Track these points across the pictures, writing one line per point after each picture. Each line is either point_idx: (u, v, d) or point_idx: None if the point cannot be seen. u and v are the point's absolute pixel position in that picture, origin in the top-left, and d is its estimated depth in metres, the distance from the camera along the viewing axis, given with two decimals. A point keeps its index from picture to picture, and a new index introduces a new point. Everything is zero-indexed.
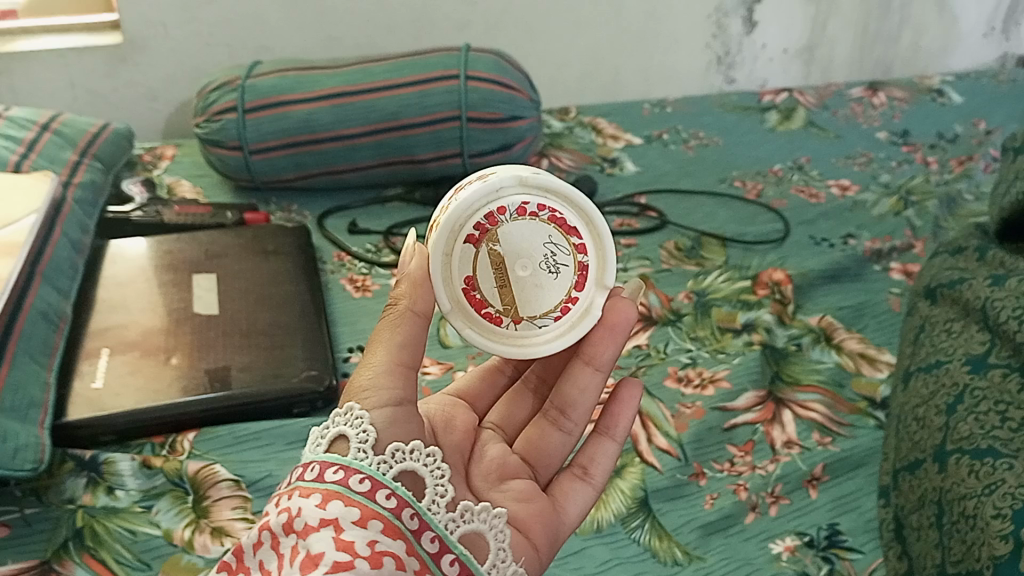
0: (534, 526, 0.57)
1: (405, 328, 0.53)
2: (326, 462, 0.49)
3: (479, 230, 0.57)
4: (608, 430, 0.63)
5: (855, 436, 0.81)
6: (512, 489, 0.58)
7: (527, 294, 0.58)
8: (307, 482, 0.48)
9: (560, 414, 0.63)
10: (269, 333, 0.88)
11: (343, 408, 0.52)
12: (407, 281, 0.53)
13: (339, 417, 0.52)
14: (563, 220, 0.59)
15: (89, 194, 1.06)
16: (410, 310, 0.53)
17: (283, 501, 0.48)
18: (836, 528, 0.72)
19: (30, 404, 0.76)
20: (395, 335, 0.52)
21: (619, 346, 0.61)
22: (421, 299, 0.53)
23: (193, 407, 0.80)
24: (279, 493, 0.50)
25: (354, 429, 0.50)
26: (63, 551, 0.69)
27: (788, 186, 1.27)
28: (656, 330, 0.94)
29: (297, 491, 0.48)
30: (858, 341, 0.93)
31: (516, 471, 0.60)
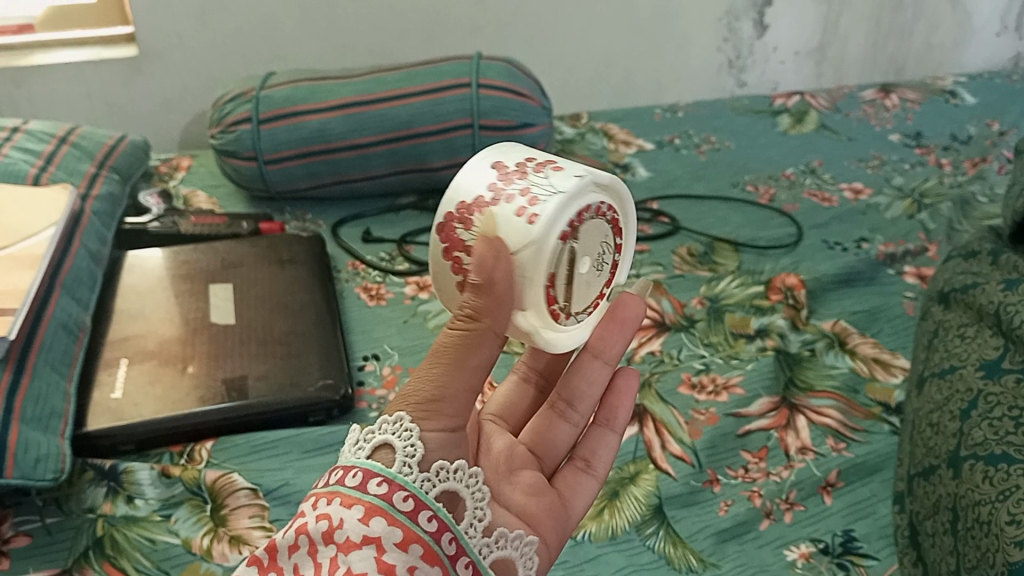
0: (544, 520, 0.56)
1: (481, 349, 0.50)
2: (369, 470, 0.48)
3: (571, 226, 0.55)
4: (609, 421, 0.63)
5: (869, 441, 0.81)
6: (522, 482, 0.57)
7: (582, 291, 0.58)
8: (349, 489, 0.47)
9: (567, 405, 0.63)
10: (285, 342, 0.89)
11: (392, 418, 0.50)
12: (491, 295, 0.51)
13: (386, 424, 0.50)
14: (617, 222, 0.60)
15: (107, 205, 1.07)
16: (490, 329, 0.51)
17: (321, 505, 0.47)
18: (851, 534, 0.72)
19: (51, 414, 0.77)
20: (475, 357, 0.50)
21: (627, 339, 0.61)
22: (502, 318, 0.51)
23: (211, 416, 0.80)
24: (314, 491, 0.49)
25: (402, 440, 0.49)
26: (84, 559, 0.70)
27: (801, 190, 1.27)
28: (669, 336, 0.95)
29: (337, 498, 0.47)
30: (872, 345, 0.93)
31: (523, 463, 0.60)
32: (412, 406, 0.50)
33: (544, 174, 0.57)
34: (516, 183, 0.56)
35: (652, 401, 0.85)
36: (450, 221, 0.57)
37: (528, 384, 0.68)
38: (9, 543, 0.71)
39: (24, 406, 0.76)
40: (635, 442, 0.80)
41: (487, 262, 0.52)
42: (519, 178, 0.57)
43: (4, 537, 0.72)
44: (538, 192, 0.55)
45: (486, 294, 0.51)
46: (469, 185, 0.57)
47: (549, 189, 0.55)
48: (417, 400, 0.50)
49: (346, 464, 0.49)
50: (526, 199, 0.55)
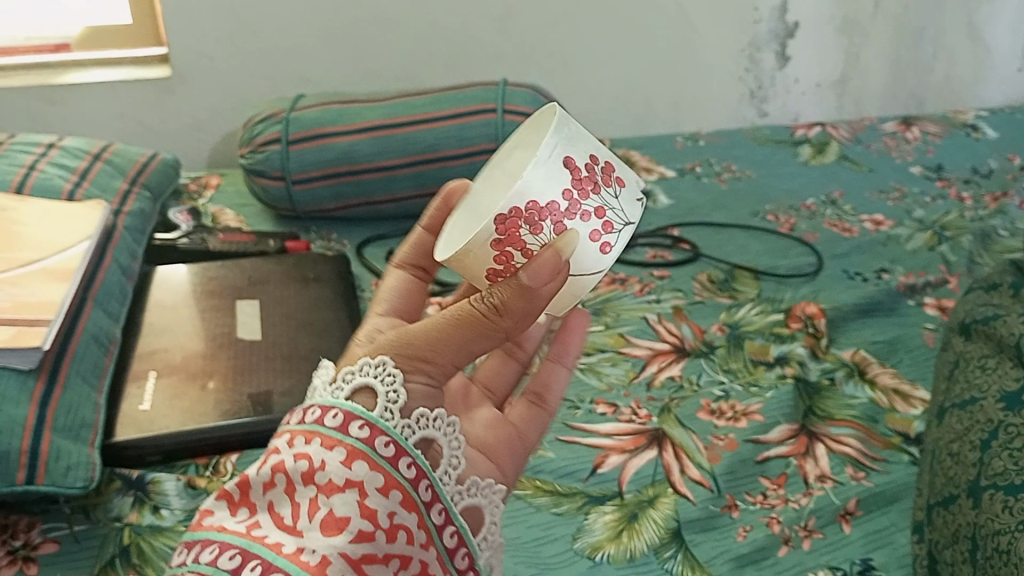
0: (501, 453, 0.61)
1: (482, 341, 0.55)
2: (350, 413, 0.51)
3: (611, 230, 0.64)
4: (560, 357, 0.67)
5: (889, 471, 0.81)
6: (480, 417, 0.62)
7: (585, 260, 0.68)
8: (329, 431, 0.50)
9: (516, 346, 0.69)
10: (310, 359, 0.91)
11: (376, 362, 0.54)
12: (526, 307, 0.54)
13: (368, 367, 0.53)
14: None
15: (138, 221, 1.10)
16: (507, 323, 0.55)
17: (299, 445, 0.50)
18: (870, 563, 0.72)
19: (82, 424, 0.78)
20: (473, 346, 0.55)
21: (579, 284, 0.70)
22: (521, 321, 0.55)
23: (237, 429, 0.82)
24: (289, 427, 0.51)
25: (384, 386, 0.53)
26: (110, 568, 0.71)
27: (821, 220, 1.27)
28: (688, 361, 0.95)
29: (318, 439, 0.50)
30: (891, 375, 0.93)
31: (477, 399, 0.65)
32: (402, 356, 0.54)
33: (613, 188, 0.58)
34: (591, 200, 0.56)
35: (671, 425, 0.86)
36: (518, 218, 0.54)
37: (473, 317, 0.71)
38: (37, 549, 0.73)
39: (56, 416, 0.78)
40: (654, 465, 0.81)
41: (542, 268, 0.53)
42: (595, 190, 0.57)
43: (33, 543, 0.73)
44: (613, 216, 0.58)
45: (521, 297, 0.54)
46: (545, 185, 0.54)
47: (621, 215, 0.58)
48: (409, 355, 0.54)
49: (321, 403, 0.51)
50: (601, 223, 0.57)
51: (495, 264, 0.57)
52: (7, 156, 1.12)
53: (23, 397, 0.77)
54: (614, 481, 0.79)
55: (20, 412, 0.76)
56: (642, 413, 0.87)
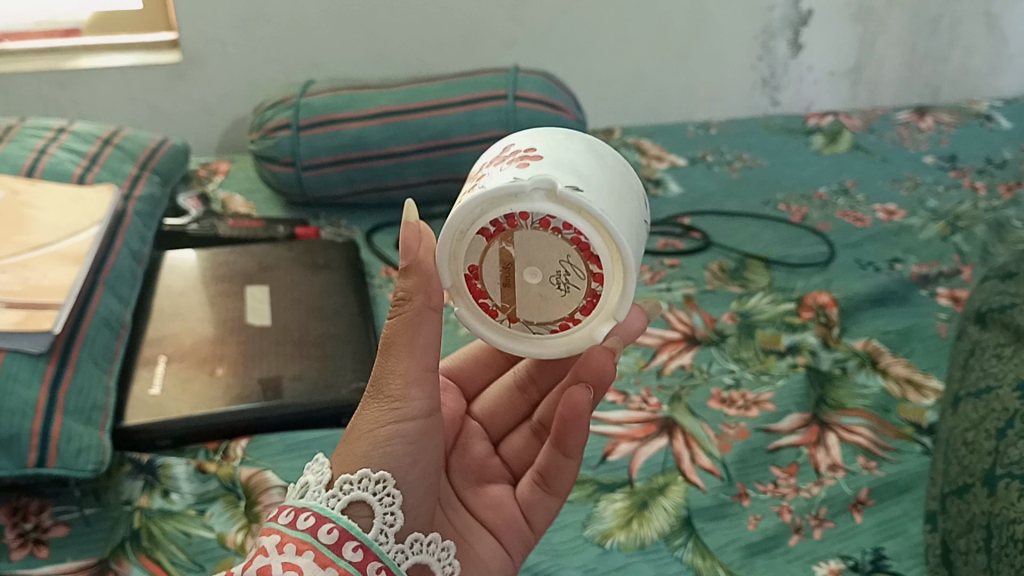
0: (509, 528, 0.62)
1: (424, 323, 0.54)
2: (346, 530, 0.50)
3: (495, 226, 0.53)
4: (565, 448, 0.61)
5: (901, 461, 0.80)
6: (489, 493, 0.63)
7: (529, 301, 0.55)
8: (324, 548, 0.49)
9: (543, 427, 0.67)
10: (321, 344, 0.91)
11: (376, 477, 0.53)
12: (419, 275, 0.53)
13: (361, 482, 0.53)
14: (585, 246, 0.52)
15: (149, 205, 1.10)
16: (427, 302, 0.54)
17: (290, 554, 0.49)
18: (881, 553, 0.71)
19: (92, 407, 0.78)
20: (417, 336, 0.54)
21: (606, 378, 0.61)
22: (432, 295, 0.54)
23: (247, 413, 0.81)
24: (281, 530, 0.50)
25: (382, 506, 0.52)
26: (120, 551, 0.70)
27: (834, 209, 1.27)
28: (699, 349, 0.95)
29: (309, 551, 0.49)
30: (904, 365, 0.92)
31: (494, 476, 0.65)
32: (380, 408, 0.54)
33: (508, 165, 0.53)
34: (486, 168, 0.55)
35: (682, 414, 0.85)
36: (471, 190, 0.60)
37: (523, 395, 0.69)
38: (48, 531, 0.72)
39: (67, 399, 0.77)
40: (664, 453, 0.81)
41: (408, 243, 0.53)
42: (492, 164, 0.55)
43: (43, 525, 0.73)
44: (480, 180, 0.53)
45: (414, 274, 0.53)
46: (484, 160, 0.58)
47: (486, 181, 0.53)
48: (378, 414, 0.54)
49: (317, 512, 0.51)
50: (471, 185, 0.54)
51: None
52: (18, 140, 1.11)
53: (35, 380, 0.77)
54: (624, 469, 0.79)
55: (31, 395, 0.76)
56: (653, 401, 0.87)
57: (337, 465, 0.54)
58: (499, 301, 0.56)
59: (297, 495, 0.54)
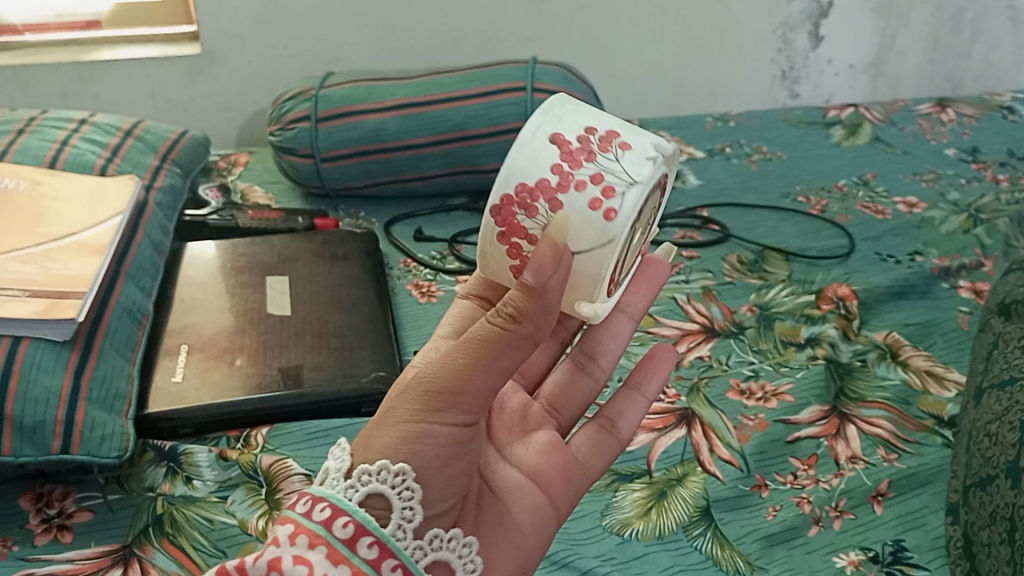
0: (555, 479, 0.62)
1: (513, 351, 0.52)
2: (362, 525, 0.50)
3: (640, 215, 0.58)
4: (640, 387, 0.68)
5: (922, 453, 0.79)
6: (536, 441, 0.64)
7: (630, 262, 0.63)
8: (338, 543, 0.49)
9: (591, 362, 0.70)
10: (340, 335, 0.91)
11: (396, 470, 0.52)
12: (541, 304, 0.50)
13: (379, 474, 0.52)
14: (663, 189, 0.64)
15: (169, 197, 1.11)
16: (531, 333, 0.51)
17: (303, 546, 0.48)
18: (902, 545, 0.70)
19: (116, 396, 0.78)
20: (501, 360, 0.52)
21: (651, 297, 0.69)
22: (540, 327, 0.51)
23: (266, 402, 0.82)
24: (296, 519, 0.50)
25: (401, 501, 0.52)
26: (143, 536, 0.70)
27: (853, 201, 1.26)
28: (718, 341, 0.95)
29: (322, 547, 0.48)
30: (925, 358, 0.92)
31: (538, 422, 0.67)
32: (418, 405, 0.53)
33: (612, 154, 0.58)
34: (585, 167, 0.56)
35: (700, 405, 0.85)
36: (513, 205, 0.56)
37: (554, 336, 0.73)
38: (72, 517, 0.73)
39: (90, 387, 0.78)
40: (683, 444, 0.81)
41: (546, 265, 0.50)
42: (589, 161, 0.57)
43: (67, 511, 0.73)
44: (611, 183, 0.56)
45: (534, 298, 0.50)
46: (531, 167, 0.56)
47: (619, 178, 0.56)
48: (419, 409, 0.53)
49: (334, 503, 0.50)
50: (600, 188, 0.56)
51: (513, 260, 0.58)
52: (40, 131, 1.12)
53: (58, 368, 0.77)
54: (643, 459, 0.79)
55: (55, 382, 0.77)
56: (671, 392, 0.87)
57: (358, 457, 0.54)
58: (618, 279, 0.61)
59: (318, 481, 0.54)
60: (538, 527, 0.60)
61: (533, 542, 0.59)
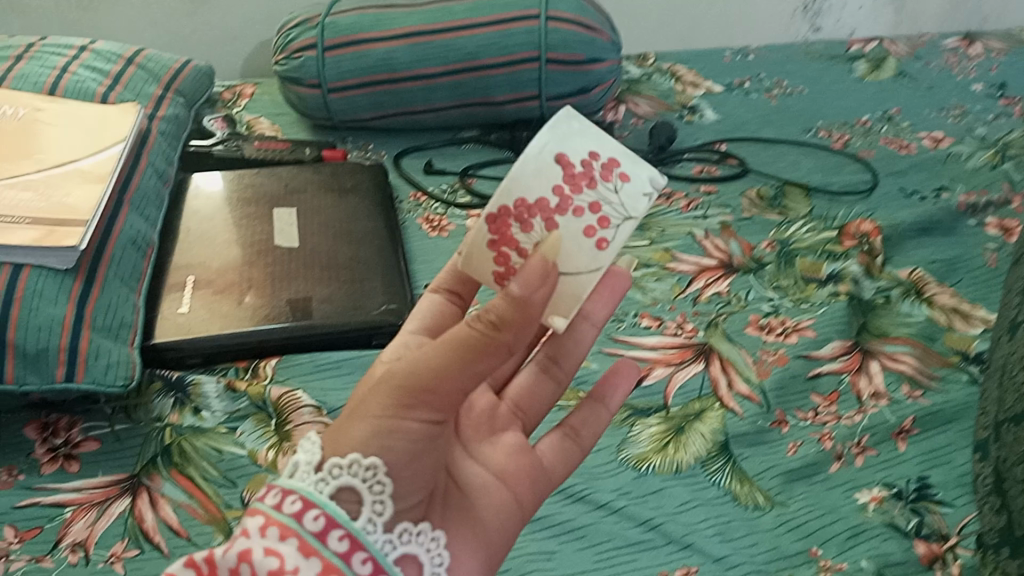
0: (520, 478, 0.59)
1: (492, 354, 0.51)
2: (331, 518, 0.47)
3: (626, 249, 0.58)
4: (601, 400, 0.65)
5: (946, 390, 0.77)
6: (503, 442, 0.60)
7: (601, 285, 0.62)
8: (309, 535, 0.46)
9: (553, 364, 0.66)
10: (349, 267, 0.89)
11: (367, 463, 0.49)
12: (523, 313, 0.50)
13: (350, 467, 0.49)
14: None
15: (173, 126, 1.08)
16: (508, 343, 0.51)
17: (272, 538, 0.45)
18: (926, 481, 0.69)
19: (121, 324, 0.77)
20: (479, 363, 0.51)
21: (614, 307, 0.63)
22: (519, 335, 0.51)
23: (275, 334, 0.80)
24: (266, 511, 0.47)
25: (372, 493, 0.49)
26: (151, 467, 0.69)
27: (877, 136, 1.22)
28: (737, 277, 0.92)
29: (293, 538, 0.45)
30: (950, 295, 0.89)
31: (504, 423, 0.63)
32: (389, 398, 0.51)
33: (612, 184, 0.57)
34: (584, 194, 0.56)
35: (718, 340, 0.83)
36: (506, 216, 0.55)
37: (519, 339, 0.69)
38: (78, 447, 0.71)
39: (95, 315, 0.76)
40: (701, 379, 0.79)
41: (535, 278, 0.50)
42: (587, 189, 0.56)
43: (73, 441, 0.72)
44: (607, 212, 0.56)
45: (518, 308, 0.50)
46: (535, 182, 0.55)
47: (617, 211, 0.56)
48: (391, 404, 0.51)
49: (306, 495, 0.47)
50: (597, 217, 0.56)
51: (496, 267, 0.57)
52: (38, 57, 1.08)
53: (61, 297, 0.75)
54: (659, 394, 0.77)
55: (58, 311, 0.75)
56: (688, 327, 0.85)
57: (330, 449, 0.51)
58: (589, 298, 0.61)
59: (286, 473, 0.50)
60: (504, 526, 0.56)
61: (498, 540, 0.55)
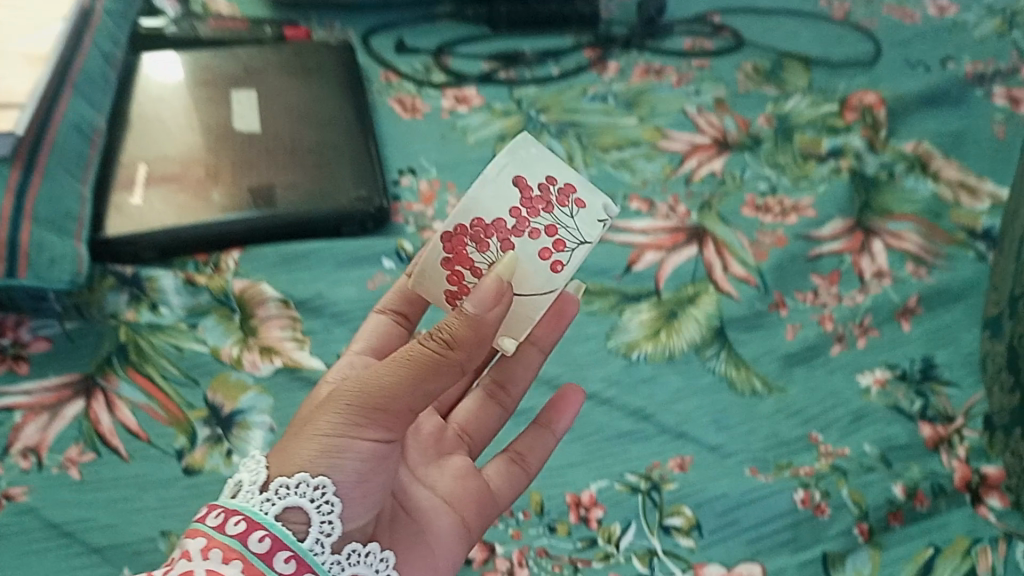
0: (468, 504, 0.55)
1: (444, 375, 0.47)
2: (279, 538, 0.43)
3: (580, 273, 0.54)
4: (551, 423, 0.58)
5: (952, 267, 0.73)
6: (450, 466, 0.57)
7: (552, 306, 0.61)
8: (254, 558, 0.42)
9: (501, 388, 0.61)
10: (316, 152, 0.82)
11: (315, 483, 0.45)
12: (475, 333, 0.47)
13: (297, 487, 0.45)
14: None
15: (120, 5, 0.99)
16: (460, 363, 0.48)
17: (216, 561, 0.41)
18: (932, 362, 0.65)
19: (66, 216, 0.71)
20: (429, 384, 0.47)
21: (562, 331, 0.61)
22: (469, 359, 0.48)
23: (237, 226, 0.75)
24: (208, 533, 0.43)
25: (319, 512, 0.45)
26: (107, 366, 0.64)
27: (879, 4, 1.12)
28: (731, 155, 0.86)
29: (238, 561, 0.42)
30: (957, 169, 0.84)
31: (452, 447, 0.59)
32: (340, 413, 0.47)
33: (568, 207, 0.53)
34: (540, 216, 0.52)
35: (712, 222, 0.78)
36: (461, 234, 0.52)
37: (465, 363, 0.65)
38: (28, 347, 0.66)
39: (36, 206, 0.70)
40: (694, 263, 0.74)
41: (492, 299, 0.47)
42: (542, 212, 0.52)
43: (22, 341, 0.67)
44: (562, 236, 0.52)
45: (472, 329, 0.47)
46: (492, 203, 0.52)
47: (575, 235, 0.52)
48: (343, 421, 0.46)
49: (250, 516, 0.44)
50: (552, 240, 0.52)
51: (449, 285, 0.54)
52: None
53: None
54: (650, 280, 0.73)
55: None
56: (680, 209, 0.80)
57: (277, 465, 0.46)
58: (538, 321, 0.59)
59: (227, 494, 0.46)
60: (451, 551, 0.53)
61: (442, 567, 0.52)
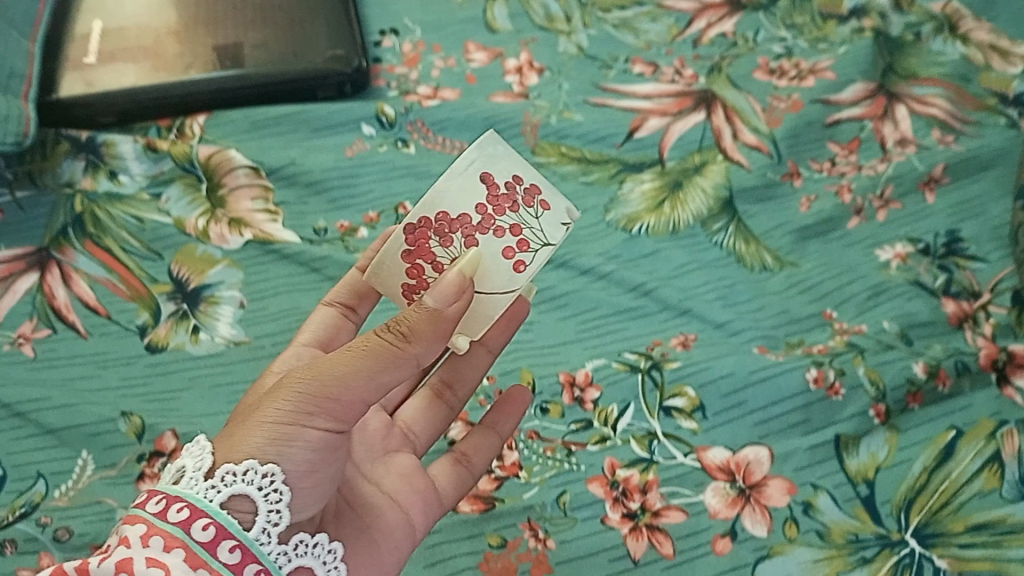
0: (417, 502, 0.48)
1: (395, 368, 0.40)
2: (225, 527, 0.36)
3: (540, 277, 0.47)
4: (495, 424, 0.52)
5: (982, 135, 0.66)
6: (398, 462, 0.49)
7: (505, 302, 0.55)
8: (197, 548, 0.35)
9: (446, 386, 0.54)
10: (286, 8, 0.74)
11: (265, 469, 0.38)
12: (435, 326, 0.41)
13: (244, 474, 0.38)
14: None
15: None
16: (419, 358, 0.41)
17: (156, 549, 0.34)
18: (957, 235, 0.60)
19: (11, 74, 0.64)
20: (383, 373, 0.40)
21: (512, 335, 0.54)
22: (426, 354, 0.41)
23: (202, 86, 0.68)
24: (147, 519, 0.36)
25: (267, 502, 0.38)
26: (62, 239, 0.59)
27: None
28: (744, 15, 0.78)
29: (180, 549, 0.35)
30: (988, 32, 0.74)
31: (401, 444, 0.51)
32: (289, 402, 0.39)
33: (533, 207, 0.45)
34: (505, 214, 0.44)
35: (722, 86, 0.71)
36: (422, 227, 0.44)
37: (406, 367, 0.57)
38: None
39: None
40: (702, 130, 0.68)
41: (457, 291, 0.41)
42: (505, 210, 0.44)
43: None
44: (527, 237, 0.45)
45: (430, 321, 0.40)
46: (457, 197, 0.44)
47: (539, 235, 0.45)
48: (289, 407, 0.39)
49: (194, 503, 0.37)
50: (517, 240, 0.45)
51: (408, 279, 0.46)
52: None
53: None
54: (654, 147, 0.67)
55: None
56: (687, 73, 0.73)
57: (224, 448, 0.39)
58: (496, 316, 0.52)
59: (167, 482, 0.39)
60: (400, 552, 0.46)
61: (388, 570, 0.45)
